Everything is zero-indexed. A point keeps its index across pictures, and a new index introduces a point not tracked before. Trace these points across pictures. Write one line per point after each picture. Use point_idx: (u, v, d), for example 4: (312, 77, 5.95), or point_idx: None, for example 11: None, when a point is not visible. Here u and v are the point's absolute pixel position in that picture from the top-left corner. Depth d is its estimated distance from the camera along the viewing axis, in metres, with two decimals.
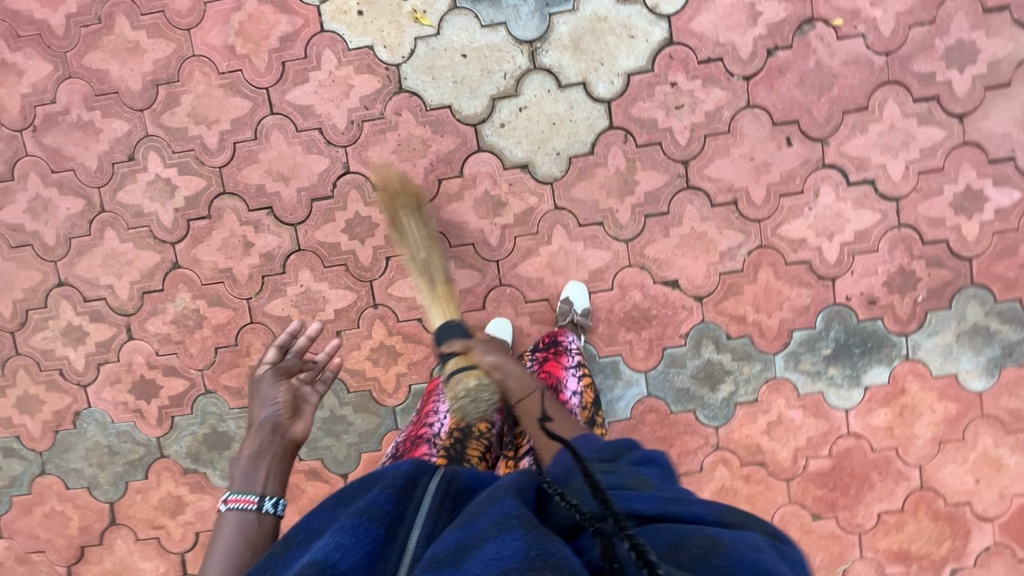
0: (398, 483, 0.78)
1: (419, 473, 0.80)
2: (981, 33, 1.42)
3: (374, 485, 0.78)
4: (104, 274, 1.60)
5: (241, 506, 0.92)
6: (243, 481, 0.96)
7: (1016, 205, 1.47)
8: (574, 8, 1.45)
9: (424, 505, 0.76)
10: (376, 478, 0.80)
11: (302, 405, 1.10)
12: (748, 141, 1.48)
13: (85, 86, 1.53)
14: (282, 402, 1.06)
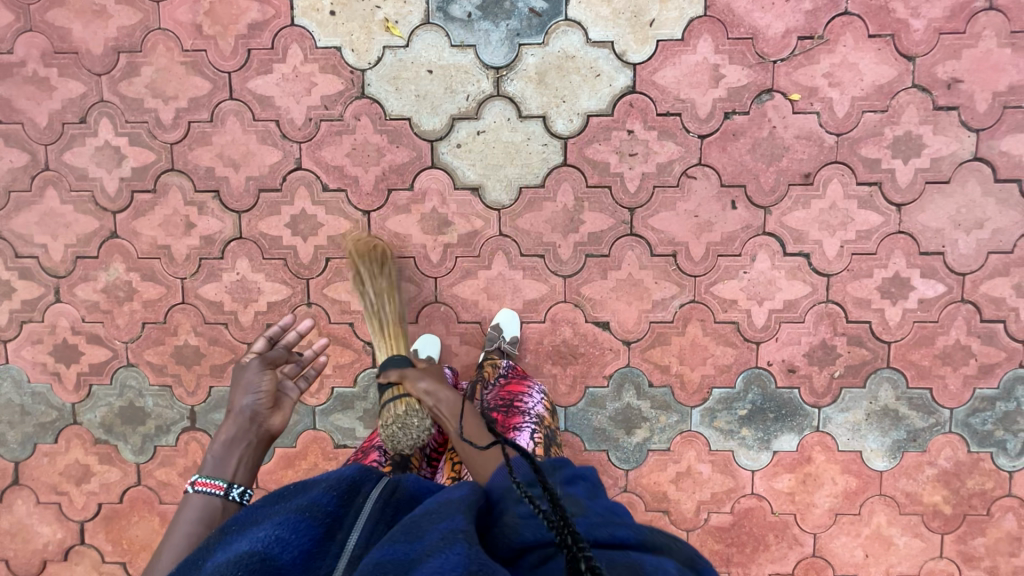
0: (339, 487, 0.80)
1: (364, 482, 0.82)
2: (929, 128, 1.46)
3: (317, 487, 0.80)
4: (39, 233, 1.58)
5: (209, 490, 0.98)
6: (215, 466, 1.02)
7: (939, 298, 1.52)
8: (544, 42, 1.46)
9: (360, 513, 0.78)
10: (318, 481, 0.81)
11: (283, 398, 1.15)
12: (694, 199, 1.51)
13: (45, 41, 1.51)
14: (264, 393, 1.10)
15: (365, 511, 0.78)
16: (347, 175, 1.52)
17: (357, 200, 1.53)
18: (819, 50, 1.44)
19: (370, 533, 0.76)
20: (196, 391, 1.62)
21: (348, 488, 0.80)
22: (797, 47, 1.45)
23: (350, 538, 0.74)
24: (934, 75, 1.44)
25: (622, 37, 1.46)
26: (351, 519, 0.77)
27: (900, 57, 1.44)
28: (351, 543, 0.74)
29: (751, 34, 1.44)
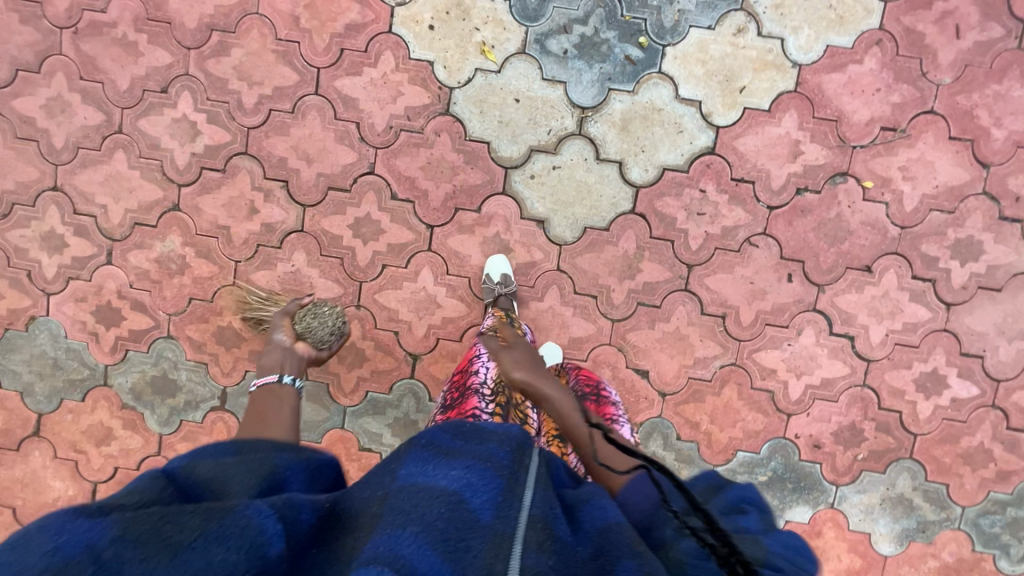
0: (512, 447, 0.82)
1: (527, 445, 0.84)
2: (990, 236, 1.49)
3: (493, 439, 0.83)
4: (101, 193, 1.58)
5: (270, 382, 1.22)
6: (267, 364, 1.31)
7: (971, 399, 1.56)
8: (633, 91, 1.48)
9: (532, 474, 0.79)
10: (497, 435, 0.84)
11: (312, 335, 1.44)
12: (752, 266, 1.53)
13: (140, 7, 1.50)
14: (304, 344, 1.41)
15: (535, 472, 0.79)
16: (417, 187, 1.53)
17: (423, 213, 1.54)
18: (899, 143, 1.47)
19: (547, 497, 0.76)
20: (232, 373, 1.62)
21: (517, 445, 0.83)
22: (878, 136, 1.47)
23: (529, 495, 0.75)
24: (1005, 186, 1.47)
25: (711, 98, 1.47)
26: (526, 477, 0.78)
27: (976, 162, 1.47)
28: (528, 501, 0.74)
29: (836, 117, 1.47)
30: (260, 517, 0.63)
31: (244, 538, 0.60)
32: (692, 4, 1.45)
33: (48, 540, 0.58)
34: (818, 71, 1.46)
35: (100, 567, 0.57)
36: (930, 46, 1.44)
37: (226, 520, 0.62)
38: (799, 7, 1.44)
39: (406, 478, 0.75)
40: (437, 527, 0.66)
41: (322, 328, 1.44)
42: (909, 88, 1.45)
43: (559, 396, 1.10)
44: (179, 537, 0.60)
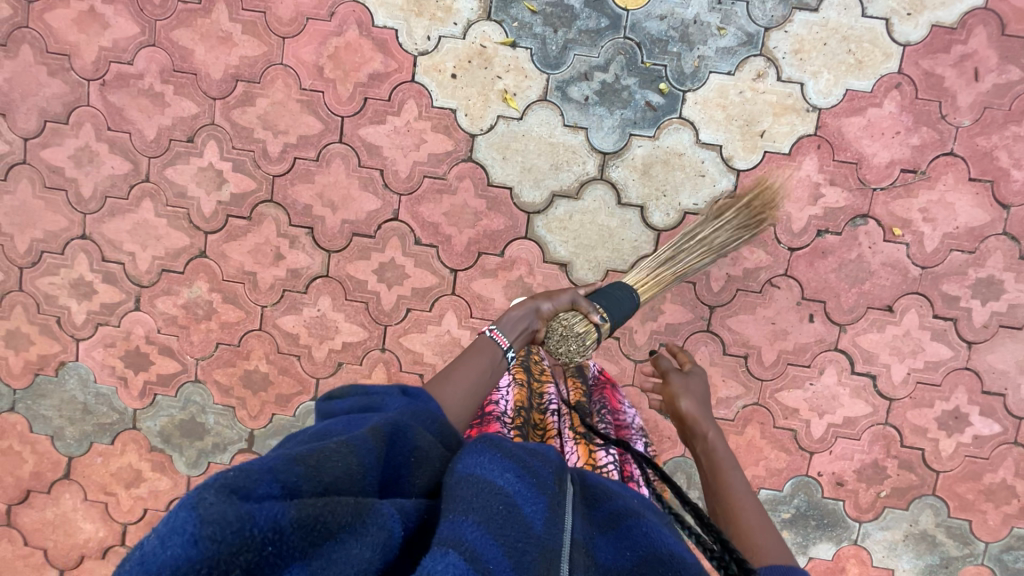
0: (554, 467, 0.75)
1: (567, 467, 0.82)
2: (1012, 275, 1.50)
3: (537, 454, 0.76)
4: (129, 241, 1.60)
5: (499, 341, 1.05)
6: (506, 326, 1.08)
7: (993, 437, 1.56)
8: (654, 136, 1.49)
9: (570, 498, 0.74)
10: (544, 454, 0.78)
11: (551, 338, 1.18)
12: (773, 307, 1.55)
13: (166, 58, 1.52)
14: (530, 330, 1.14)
15: (573, 499, 0.75)
16: (440, 233, 1.55)
17: (447, 258, 1.56)
18: (919, 185, 1.48)
19: (585, 526, 0.73)
20: (259, 416, 1.64)
21: (559, 468, 0.76)
22: (898, 178, 1.48)
23: (571, 517, 0.71)
24: None
25: (731, 143, 1.49)
26: (569, 498, 0.75)
27: (995, 203, 1.48)
28: (573, 526, 0.71)
29: (856, 159, 1.48)
30: (389, 517, 0.58)
31: (375, 541, 0.55)
32: (712, 50, 1.46)
33: (224, 500, 0.47)
34: (837, 115, 1.47)
35: (273, 548, 0.49)
36: (949, 89, 1.45)
37: (367, 515, 0.56)
38: (818, 52, 1.45)
39: (472, 467, 0.68)
40: (503, 526, 0.62)
41: (560, 343, 1.19)
42: (929, 130, 1.46)
43: (722, 444, 1.05)
44: (334, 521, 0.53)
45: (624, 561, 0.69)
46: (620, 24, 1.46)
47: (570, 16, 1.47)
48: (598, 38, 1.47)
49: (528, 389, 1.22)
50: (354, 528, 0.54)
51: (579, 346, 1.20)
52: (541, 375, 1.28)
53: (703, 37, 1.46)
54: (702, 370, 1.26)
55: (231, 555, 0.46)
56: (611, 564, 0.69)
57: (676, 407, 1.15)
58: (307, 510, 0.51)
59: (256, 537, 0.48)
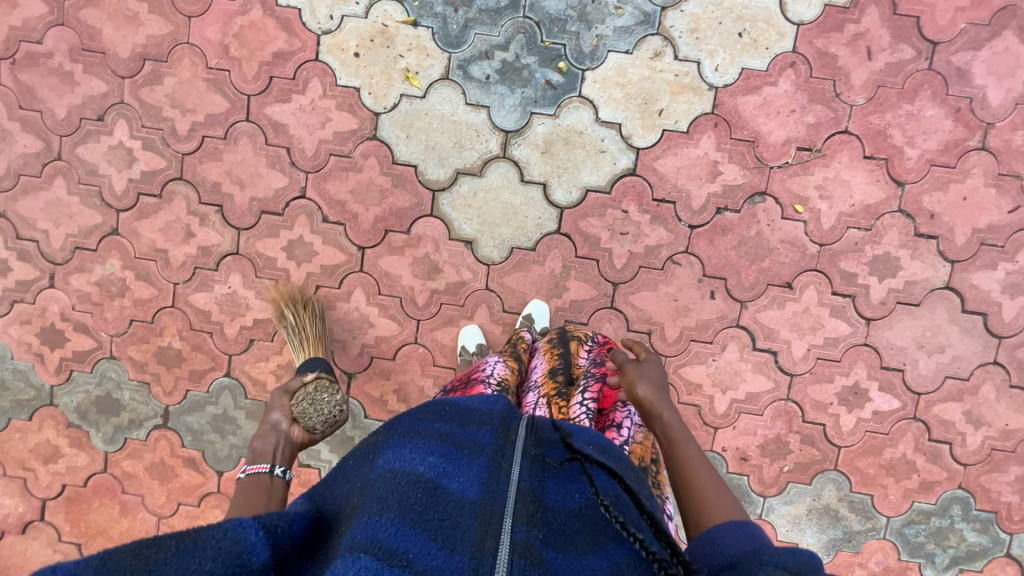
0: (496, 425, 0.90)
1: (512, 420, 0.92)
2: (907, 252, 1.53)
3: (474, 424, 0.90)
4: (42, 219, 1.62)
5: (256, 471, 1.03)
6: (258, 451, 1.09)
7: (893, 412, 1.59)
8: (555, 115, 1.52)
9: (517, 448, 0.85)
10: (486, 415, 0.92)
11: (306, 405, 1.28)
12: (675, 283, 1.57)
13: (75, 38, 1.54)
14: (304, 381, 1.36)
15: (521, 445, 0.86)
16: (347, 211, 1.57)
17: (355, 236, 1.58)
18: (815, 162, 1.50)
19: (535, 471, 0.83)
20: (173, 392, 1.66)
21: (502, 423, 0.91)
22: (794, 156, 1.50)
23: (516, 469, 0.81)
24: (920, 204, 1.50)
25: (630, 121, 1.51)
26: (513, 452, 0.84)
27: (890, 180, 1.50)
28: (516, 476, 0.80)
29: (753, 137, 1.50)
30: (240, 527, 0.66)
31: (223, 547, 0.64)
32: (610, 30, 1.48)
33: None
34: (733, 93, 1.49)
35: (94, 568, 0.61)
36: (842, 67, 1.47)
37: (203, 534, 0.65)
38: (714, 31, 1.47)
39: (385, 466, 0.79)
40: (421, 510, 0.72)
41: (313, 411, 1.27)
42: (823, 108, 1.48)
43: (674, 417, 1.02)
44: (157, 555, 0.63)
45: (574, 502, 0.81)
46: (520, 4, 1.48)
47: None
48: (498, 17, 1.49)
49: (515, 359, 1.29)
50: (185, 544, 0.63)
51: (331, 403, 1.31)
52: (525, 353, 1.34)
53: (601, 16, 1.48)
54: (657, 357, 1.19)
55: None
56: (561, 504, 0.80)
57: (632, 394, 1.06)
58: (112, 559, 0.62)
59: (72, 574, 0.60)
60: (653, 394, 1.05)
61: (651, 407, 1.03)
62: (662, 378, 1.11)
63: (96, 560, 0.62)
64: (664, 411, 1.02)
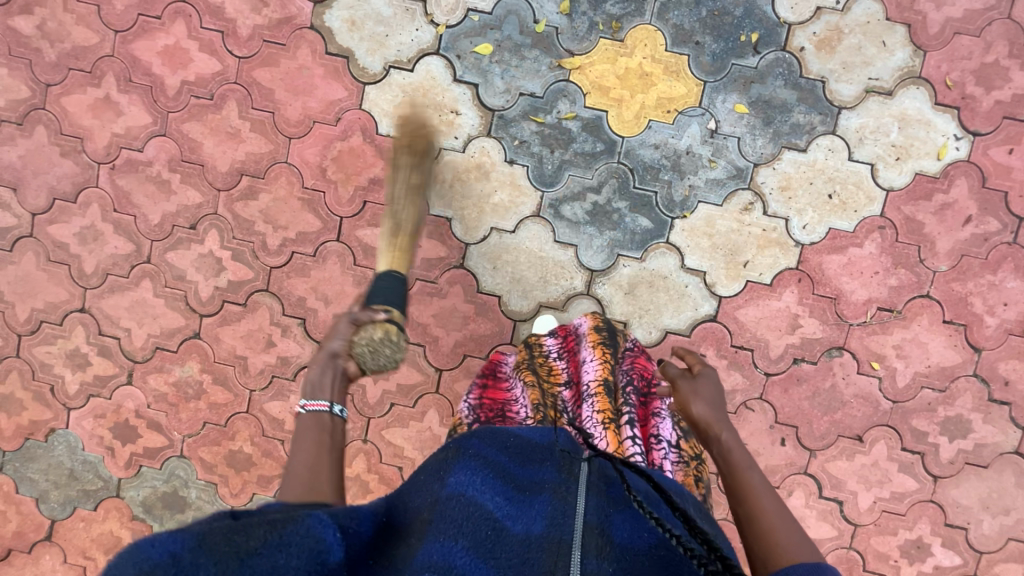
0: (559, 458, 0.87)
1: (574, 451, 0.88)
2: (979, 415, 1.54)
3: (541, 463, 0.87)
4: (126, 317, 1.65)
5: (319, 407, 0.96)
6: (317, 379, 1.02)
7: (954, 568, 1.60)
8: (641, 258, 1.54)
9: (582, 482, 0.82)
10: (546, 450, 0.89)
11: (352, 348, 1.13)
12: (747, 427, 1.59)
13: (175, 149, 1.58)
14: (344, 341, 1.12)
15: (586, 480, 0.82)
16: (429, 333, 1.60)
17: (433, 357, 1.60)
18: (894, 323, 1.53)
19: (601, 504, 0.79)
20: (240, 493, 1.68)
21: (568, 454, 0.87)
22: (874, 316, 1.53)
23: (582, 501, 0.78)
24: (995, 370, 1.53)
25: (715, 270, 1.54)
26: (579, 487, 0.81)
27: (968, 346, 1.52)
28: (582, 507, 0.77)
29: (835, 295, 1.53)
30: (320, 525, 0.62)
31: (304, 547, 0.59)
32: (702, 181, 1.51)
33: (122, 565, 0.55)
34: (819, 251, 1.52)
35: (180, 570, 0.55)
36: (928, 234, 1.50)
37: (287, 527, 0.60)
38: (804, 190, 1.50)
39: (456, 487, 0.78)
40: (489, 548, 0.70)
41: (376, 357, 1.16)
42: (907, 273, 1.51)
43: (737, 443, 0.90)
44: (247, 544, 0.58)
45: (642, 542, 0.74)
46: (615, 150, 1.51)
47: (567, 138, 1.52)
48: (593, 161, 1.52)
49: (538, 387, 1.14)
50: (272, 536, 0.59)
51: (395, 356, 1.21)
52: (552, 376, 1.19)
53: (694, 167, 1.51)
54: (714, 373, 1.03)
55: None
56: (629, 542, 0.74)
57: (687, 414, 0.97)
58: (206, 542, 0.57)
59: (156, 570, 0.54)
60: (712, 411, 0.95)
61: (717, 431, 0.92)
62: (721, 394, 1.00)
63: (191, 541, 0.57)
64: (726, 434, 0.91)
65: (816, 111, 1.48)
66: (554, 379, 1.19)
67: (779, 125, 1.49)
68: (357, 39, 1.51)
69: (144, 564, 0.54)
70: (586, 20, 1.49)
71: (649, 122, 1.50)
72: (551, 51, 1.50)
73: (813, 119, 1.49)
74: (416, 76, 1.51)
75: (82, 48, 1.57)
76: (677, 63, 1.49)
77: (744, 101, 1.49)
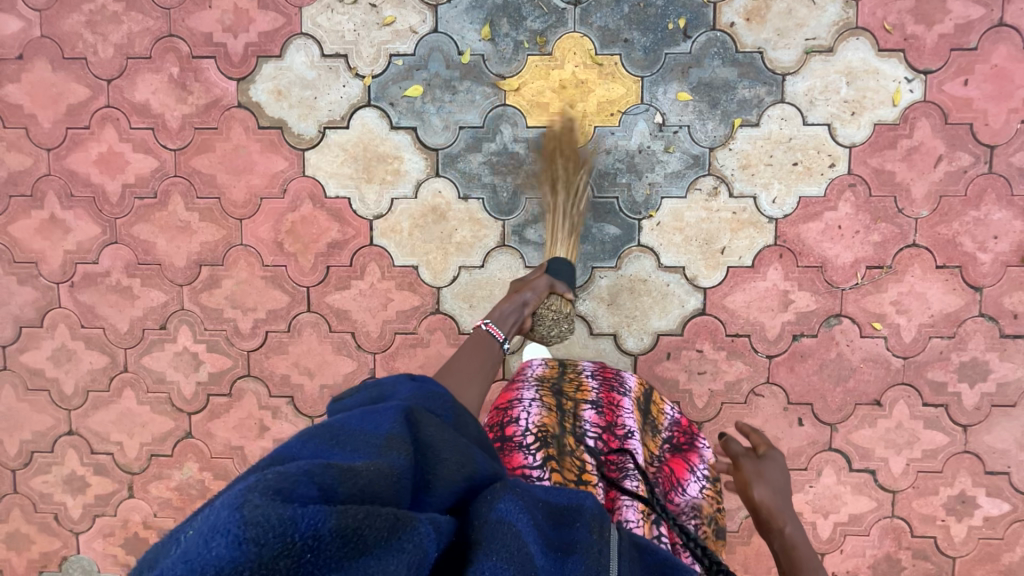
0: (592, 518, 0.68)
1: (608, 517, 0.70)
2: (995, 355, 1.49)
3: (575, 519, 0.68)
4: (115, 430, 1.62)
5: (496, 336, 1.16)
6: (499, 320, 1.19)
7: (1004, 516, 1.53)
8: (616, 266, 1.50)
9: (615, 546, 0.67)
10: (580, 509, 0.69)
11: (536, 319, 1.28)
12: (761, 414, 1.53)
13: (129, 254, 1.55)
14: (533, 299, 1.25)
15: (619, 546, 0.68)
16: None
17: None
18: (887, 279, 1.48)
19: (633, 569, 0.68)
20: None
21: (602, 517, 0.69)
22: (865, 276, 1.48)
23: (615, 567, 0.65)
24: (1001, 305, 1.47)
25: (693, 263, 1.49)
26: (613, 551, 0.66)
27: (967, 287, 1.47)
28: None
29: (820, 263, 1.48)
30: (427, 536, 0.51)
31: (407, 557, 0.49)
32: (661, 176, 1.47)
33: (270, 503, 0.45)
34: (794, 222, 1.47)
35: (313, 553, 0.45)
36: (901, 182, 1.45)
37: (405, 531, 0.50)
38: (765, 164, 1.46)
39: (504, 514, 0.60)
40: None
41: (550, 329, 1.29)
42: (888, 226, 1.46)
43: (803, 539, 0.89)
44: (371, 538, 0.48)
45: None
46: None
47: (516, 162, 1.48)
48: (547, 179, 1.48)
49: (560, 410, 1.05)
50: (388, 543, 0.48)
51: (562, 331, 1.32)
52: (579, 393, 1.10)
53: (651, 165, 1.47)
54: (782, 457, 1.02)
55: (273, 560, 0.44)
56: None
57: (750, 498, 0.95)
58: (342, 512, 0.47)
59: (295, 539, 0.44)
60: (788, 514, 0.92)
61: (779, 527, 0.90)
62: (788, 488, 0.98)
63: (331, 512, 0.46)
64: (789, 533, 0.89)
65: (760, 83, 1.44)
66: (581, 398, 1.08)
67: (725, 105, 1.45)
68: (286, 108, 1.49)
69: (286, 518, 0.44)
70: (510, 41, 1.46)
71: (595, 129, 1.47)
72: (481, 79, 1.46)
73: (758, 92, 1.45)
74: (353, 132, 1.49)
75: (19, 173, 1.55)
76: (609, 65, 1.45)
77: (685, 89, 1.45)
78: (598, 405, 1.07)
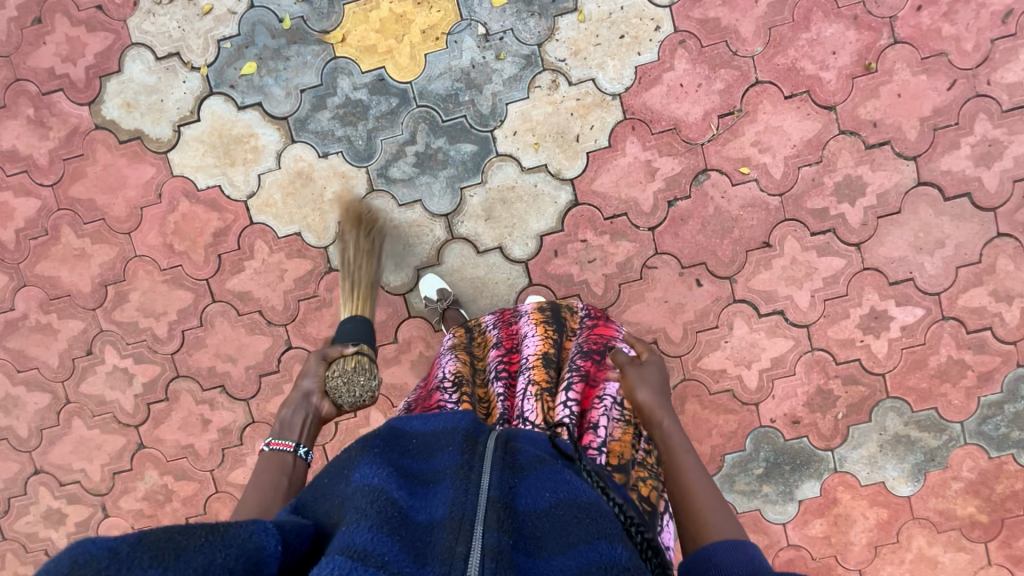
0: (460, 439, 0.72)
1: (479, 433, 0.73)
2: (867, 167, 1.50)
3: (442, 449, 0.72)
4: (75, 459, 1.71)
5: (280, 449, 0.89)
6: (283, 429, 0.93)
7: (920, 321, 1.54)
8: (483, 181, 1.54)
9: (485, 459, 0.69)
10: (450, 435, 0.73)
11: (334, 390, 1.00)
12: (660, 286, 1.56)
13: (40, 292, 1.64)
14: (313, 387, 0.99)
15: (490, 455, 0.69)
16: None
17: None
18: (741, 123, 1.50)
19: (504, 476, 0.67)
20: None
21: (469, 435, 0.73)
22: (718, 125, 1.50)
23: (484, 477, 0.65)
24: (858, 118, 1.48)
25: (553, 158, 1.53)
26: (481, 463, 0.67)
27: (820, 109, 1.49)
28: (486, 485, 0.64)
29: (673, 125, 1.51)
30: (264, 530, 0.54)
31: (244, 550, 0.52)
32: (501, 84, 1.51)
33: (65, 551, 0.49)
34: (637, 92, 1.50)
35: (115, 560, 0.48)
36: (728, 26, 1.48)
37: (232, 528, 0.52)
38: (594, 45, 1.49)
39: (360, 479, 0.64)
40: (395, 525, 0.58)
41: (349, 392, 1.00)
42: (728, 71, 1.48)
43: (678, 430, 0.88)
44: (186, 540, 0.51)
45: (545, 503, 0.64)
46: (409, 96, 1.53)
47: (362, 109, 1.53)
48: (395, 116, 1.53)
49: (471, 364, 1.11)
50: (213, 535, 0.51)
51: (369, 386, 1.01)
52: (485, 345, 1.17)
53: (487, 75, 1.51)
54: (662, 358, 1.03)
55: (69, 573, 0.47)
56: (532, 507, 0.64)
57: (632, 400, 0.93)
58: (145, 537, 0.50)
59: (92, 561, 0.48)
60: (661, 404, 0.92)
61: (652, 418, 0.90)
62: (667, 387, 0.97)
63: (132, 535, 0.50)
64: (665, 424, 0.88)
65: None
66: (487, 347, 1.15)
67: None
68: (139, 117, 1.56)
69: (77, 554, 0.48)
70: None
71: (426, 57, 1.51)
72: (308, 39, 1.52)
73: None
74: (205, 122, 1.55)
75: None
76: None
77: None
78: (500, 342, 1.14)
